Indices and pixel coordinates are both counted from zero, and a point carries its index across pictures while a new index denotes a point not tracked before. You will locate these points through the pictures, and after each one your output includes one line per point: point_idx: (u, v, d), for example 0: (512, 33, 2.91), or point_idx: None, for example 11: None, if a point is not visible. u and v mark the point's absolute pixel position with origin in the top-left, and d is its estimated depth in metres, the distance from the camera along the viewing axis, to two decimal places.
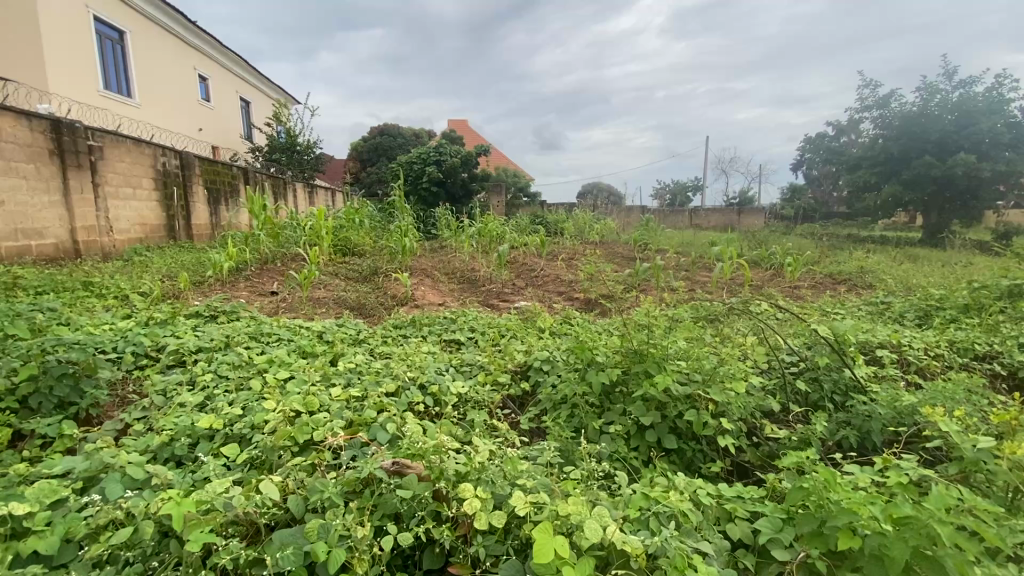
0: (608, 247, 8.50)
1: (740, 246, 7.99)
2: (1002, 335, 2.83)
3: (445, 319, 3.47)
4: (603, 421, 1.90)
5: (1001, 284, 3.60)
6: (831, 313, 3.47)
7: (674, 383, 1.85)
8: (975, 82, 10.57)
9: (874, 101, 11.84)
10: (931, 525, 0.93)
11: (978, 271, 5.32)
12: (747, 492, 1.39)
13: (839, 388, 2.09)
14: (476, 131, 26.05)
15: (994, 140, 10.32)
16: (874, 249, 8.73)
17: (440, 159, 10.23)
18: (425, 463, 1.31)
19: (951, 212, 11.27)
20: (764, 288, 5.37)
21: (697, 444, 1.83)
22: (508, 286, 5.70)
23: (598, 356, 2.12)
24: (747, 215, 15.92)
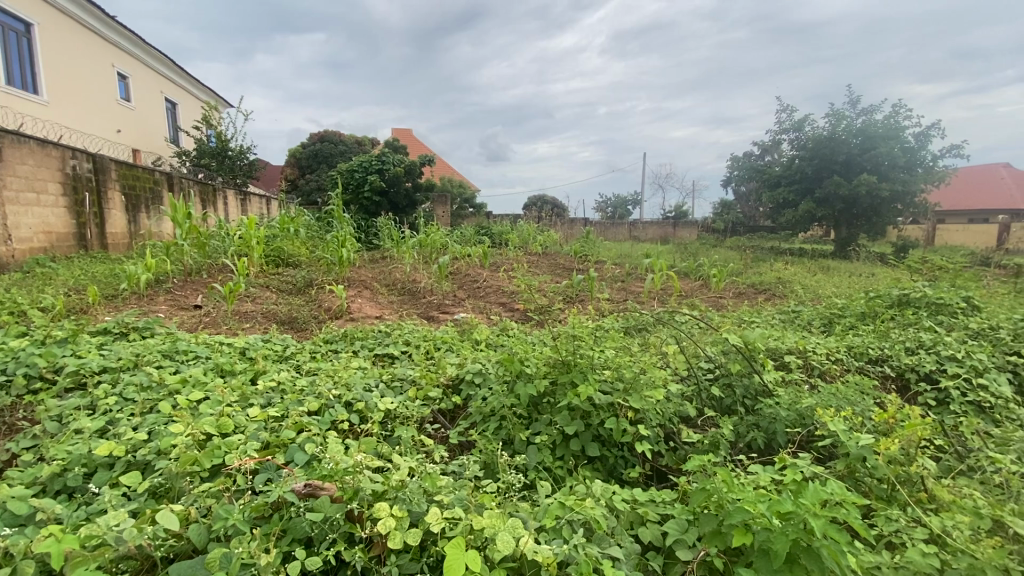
0: (550, 258, 8.67)
1: (673, 258, 8.38)
2: (892, 339, 3.13)
3: (380, 332, 3.40)
4: (530, 432, 1.93)
5: (893, 293, 3.99)
6: (748, 322, 3.72)
7: (596, 392, 1.91)
8: (875, 110, 11.70)
9: (790, 124, 12.84)
10: (808, 519, 1.03)
11: (877, 281, 5.87)
12: (659, 496, 1.46)
13: (750, 392, 2.23)
14: (421, 141, 25.86)
15: (891, 163, 11.47)
16: (791, 261, 9.44)
17: (382, 168, 10.05)
18: (338, 484, 1.28)
19: (858, 227, 12.38)
20: (692, 298, 5.67)
21: (619, 451, 1.89)
22: (449, 297, 5.67)
23: (526, 368, 2.14)
24: (682, 228, 16.76)
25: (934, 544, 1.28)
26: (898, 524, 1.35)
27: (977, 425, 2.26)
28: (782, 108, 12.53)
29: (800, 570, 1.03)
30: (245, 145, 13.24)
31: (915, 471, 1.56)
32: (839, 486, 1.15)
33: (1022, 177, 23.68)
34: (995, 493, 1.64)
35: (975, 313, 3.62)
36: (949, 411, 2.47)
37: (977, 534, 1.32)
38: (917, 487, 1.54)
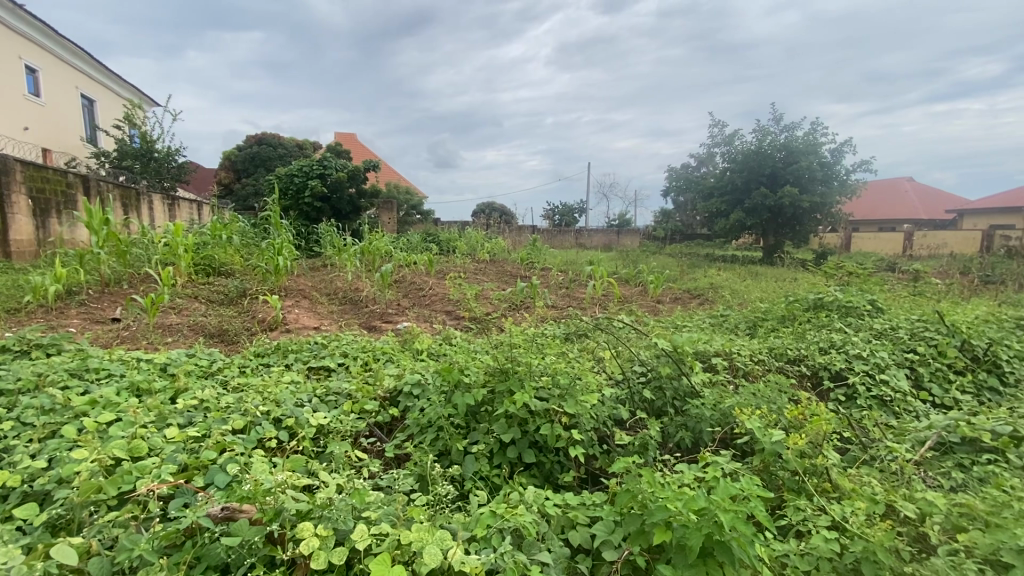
0: (497, 265, 8.72)
1: (615, 265, 8.65)
2: (808, 340, 3.37)
3: (315, 344, 3.28)
4: (467, 442, 1.93)
5: (810, 297, 4.30)
6: (682, 326, 3.90)
7: (532, 398, 1.93)
8: (796, 126, 12.62)
9: (722, 138, 13.62)
10: (718, 514, 1.10)
11: (798, 286, 6.31)
12: (589, 499, 1.50)
13: (680, 394, 2.33)
14: (365, 146, 25.33)
15: (811, 176, 12.39)
16: (724, 267, 9.98)
17: (324, 173, 9.74)
18: (258, 505, 1.23)
19: (783, 235, 13.26)
20: (632, 303, 5.88)
21: (555, 456, 1.92)
22: (392, 305, 5.57)
23: (464, 377, 2.14)
24: (625, 236, 17.35)
25: (835, 530, 1.39)
26: (805, 514, 1.46)
27: (878, 418, 2.47)
28: (714, 123, 13.29)
29: (713, 563, 1.09)
30: (173, 147, 12.46)
31: (821, 463, 1.69)
32: (747, 481, 1.23)
33: (922, 190, 26.26)
34: (891, 479, 1.80)
35: (878, 315, 3.96)
36: (856, 405, 2.68)
37: (872, 518, 1.44)
38: (823, 477, 1.67)
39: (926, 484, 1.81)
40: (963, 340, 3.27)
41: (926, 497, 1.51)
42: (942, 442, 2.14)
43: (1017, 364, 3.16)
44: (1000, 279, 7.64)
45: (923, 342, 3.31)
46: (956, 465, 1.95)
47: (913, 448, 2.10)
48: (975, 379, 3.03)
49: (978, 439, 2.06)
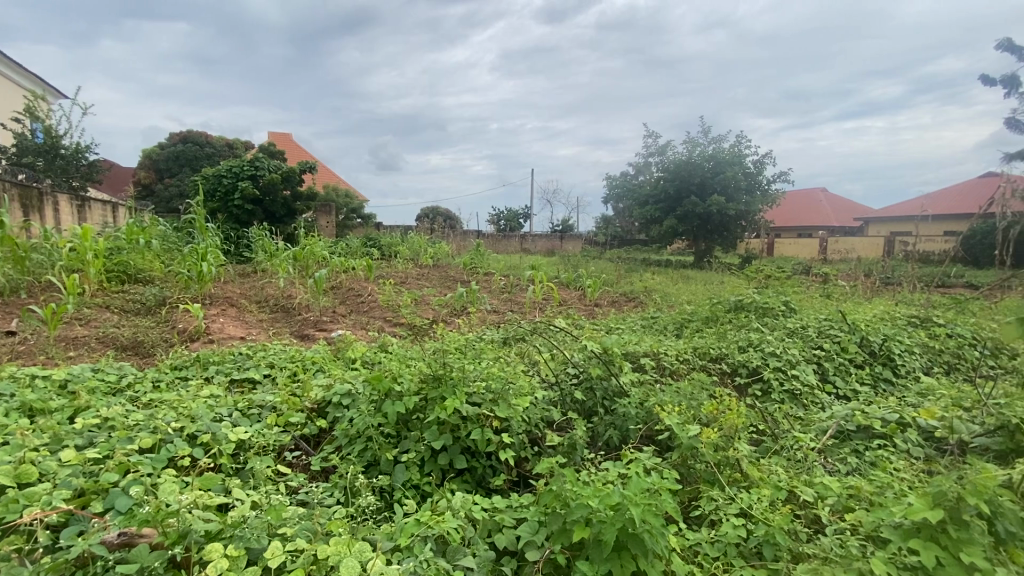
0: (439, 270, 8.64)
1: (555, 269, 8.80)
2: (729, 340, 3.58)
3: (239, 355, 3.11)
4: (397, 450, 1.91)
5: (732, 299, 4.58)
6: (615, 328, 4.03)
7: (463, 404, 1.93)
8: (722, 139, 13.43)
9: (655, 149, 14.26)
10: (631, 508, 1.15)
11: (724, 288, 6.70)
12: (516, 501, 1.53)
13: (609, 394, 2.41)
14: (302, 147, 24.43)
15: (736, 185, 13.21)
16: (658, 271, 10.44)
17: (256, 174, 9.29)
18: (161, 528, 1.17)
19: (712, 241, 14.03)
20: (570, 307, 6.01)
21: (488, 460, 1.93)
22: (328, 312, 5.38)
23: (395, 386, 2.11)
24: (567, 241, 17.73)
25: (744, 517, 1.49)
26: (716, 504, 1.56)
27: (787, 410, 2.66)
28: (648, 134, 13.90)
29: (627, 555, 1.15)
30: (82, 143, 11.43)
31: (732, 455, 1.81)
32: (658, 476, 1.30)
33: (833, 199, 28.67)
34: (795, 467, 1.95)
35: (792, 315, 4.28)
36: (770, 400, 2.87)
37: (774, 504, 1.56)
38: (735, 467, 1.79)
39: (825, 470, 1.98)
40: (862, 336, 3.59)
41: (822, 481, 1.65)
42: (842, 431, 2.33)
43: (906, 357, 3.51)
44: (898, 281, 8.45)
45: (829, 339, 3.61)
46: (852, 451, 2.14)
47: (817, 437, 2.29)
48: (872, 372, 3.33)
49: (870, 426, 2.27)
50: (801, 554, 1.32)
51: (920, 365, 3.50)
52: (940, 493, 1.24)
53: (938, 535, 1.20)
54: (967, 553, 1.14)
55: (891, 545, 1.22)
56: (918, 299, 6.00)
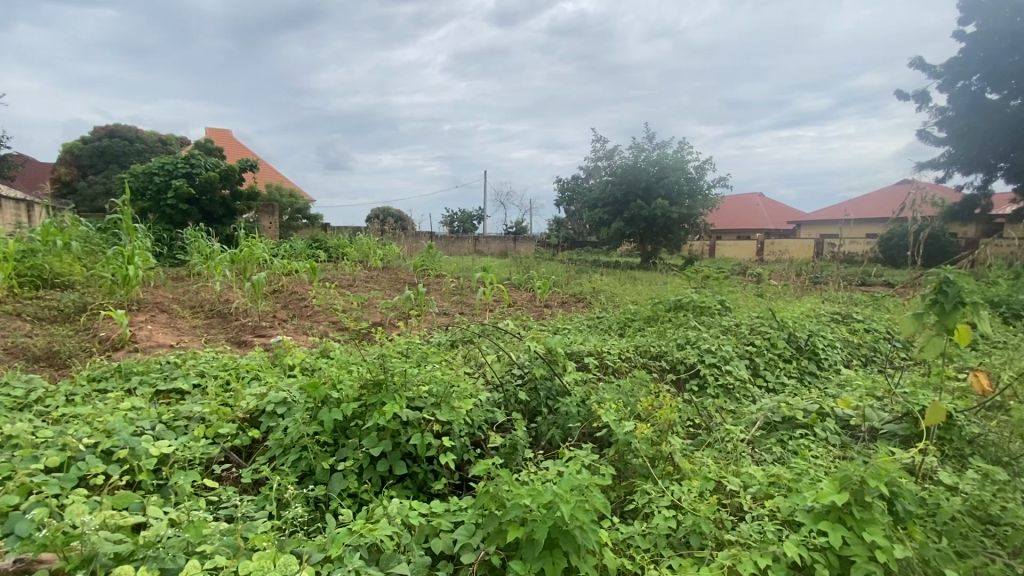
0: (389, 272, 8.48)
1: (506, 271, 8.84)
2: (668, 338, 3.73)
3: (167, 364, 2.92)
4: (335, 459, 1.86)
5: (673, 299, 4.75)
6: (562, 329, 4.10)
7: (403, 409, 1.90)
8: (666, 145, 13.93)
9: (603, 153, 14.61)
10: (561, 506, 1.18)
11: (667, 288, 6.95)
12: (454, 505, 1.52)
13: (553, 394, 2.44)
14: (242, 145, 23.31)
15: (680, 189, 13.73)
16: (606, 272, 10.72)
17: (191, 172, 8.78)
18: (64, 553, 1.09)
19: (658, 243, 14.51)
20: (520, 309, 6.05)
21: (429, 465, 1.90)
22: (268, 317, 5.15)
23: (332, 393, 2.05)
24: (519, 242, 17.84)
25: (674, 509, 1.55)
26: (650, 497, 1.61)
27: (721, 405, 2.79)
28: (597, 138, 14.22)
29: (559, 552, 1.17)
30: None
31: (665, 449, 1.89)
32: (589, 474, 1.34)
33: (768, 204, 30.38)
34: (726, 458, 2.05)
35: (728, 314, 4.49)
36: (705, 394, 3.00)
37: (703, 494, 1.64)
38: (668, 461, 1.86)
39: (752, 460, 2.09)
40: (789, 332, 3.82)
41: (747, 471, 1.74)
42: (769, 421, 2.46)
43: (828, 351, 3.77)
44: (824, 281, 9.05)
45: (760, 336, 3.81)
46: (778, 440, 2.26)
47: (746, 429, 2.41)
48: (798, 366, 3.55)
49: (793, 417, 2.42)
50: (725, 541, 1.39)
51: (840, 359, 3.76)
52: (847, 477, 1.34)
53: (845, 516, 1.29)
54: (869, 532, 1.24)
55: (803, 528, 1.31)
56: (842, 296, 6.43)
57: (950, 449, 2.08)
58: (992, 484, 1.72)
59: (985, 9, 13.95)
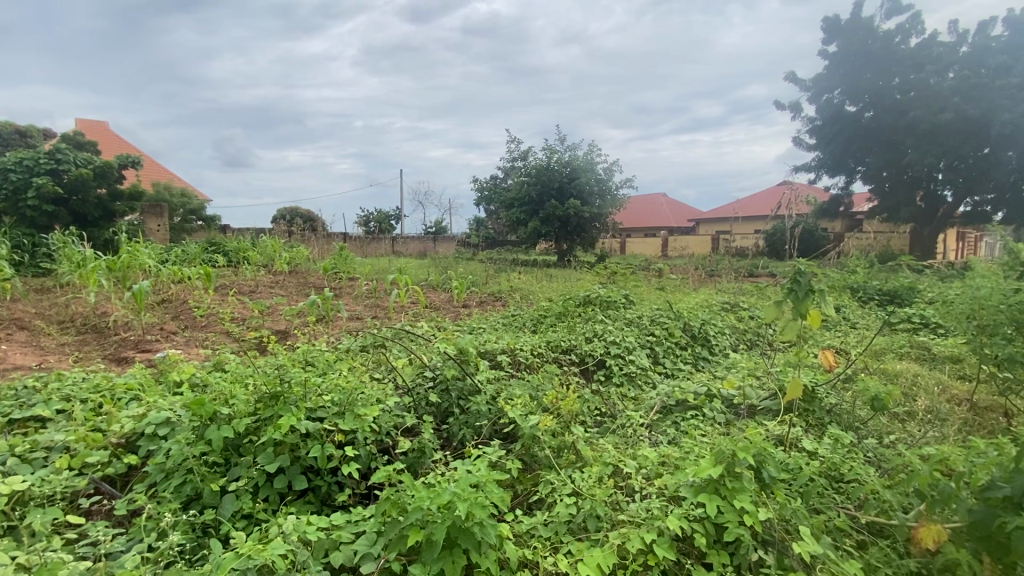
0: (297, 276, 8.03)
1: (422, 272, 8.70)
2: (578, 332, 3.88)
3: (22, 389, 2.53)
4: (226, 480, 1.74)
5: (583, 294, 4.95)
6: (476, 328, 4.12)
7: (302, 421, 1.81)
8: (577, 147, 14.45)
9: (518, 155, 14.86)
10: (457, 505, 1.20)
11: (579, 284, 7.22)
12: (356, 515, 1.48)
13: (464, 393, 2.43)
14: (122, 139, 20.90)
15: (591, 189, 14.29)
16: (523, 270, 10.90)
17: (57, 169, 7.73)
18: None
19: (572, 241, 15.00)
20: (436, 310, 5.98)
21: (332, 477, 1.83)
22: (154, 329, 4.66)
23: (222, 409, 1.90)
24: (438, 242, 17.64)
25: (575, 497, 1.63)
26: (553, 487, 1.69)
27: (624, 393, 2.95)
28: (511, 139, 14.40)
29: (457, 551, 1.19)
30: None
31: (568, 439, 1.97)
32: (486, 470, 1.36)
33: (671, 203, 32.55)
34: (626, 443, 2.18)
35: (632, 307, 4.76)
36: (611, 383, 3.17)
37: (602, 479, 1.73)
38: (570, 450, 1.96)
39: (650, 442, 2.23)
40: (685, 322, 4.14)
41: (642, 454, 1.86)
42: (665, 406, 2.64)
43: (718, 338, 4.12)
44: (719, 272, 9.87)
45: (659, 326, 4.08)
46: (672, 423, 2.43)
47: (646, 413, 2.57)
48: (692, 352, 3.85)
49: (686, 400, 2.61)
50: (618, 521, 1.48)
51: (728, 344, 4.13)
52: (721, 452, 1.48)
53: (720, 487, 1.42)
54: (739, 499, 1.38)
55: (686, 502, 1.42)
56: (735, 287, 7.04)
57: (813, 418, 2.36)
58: (842, 447, 1.98)
59: (843, 32, 15.89)
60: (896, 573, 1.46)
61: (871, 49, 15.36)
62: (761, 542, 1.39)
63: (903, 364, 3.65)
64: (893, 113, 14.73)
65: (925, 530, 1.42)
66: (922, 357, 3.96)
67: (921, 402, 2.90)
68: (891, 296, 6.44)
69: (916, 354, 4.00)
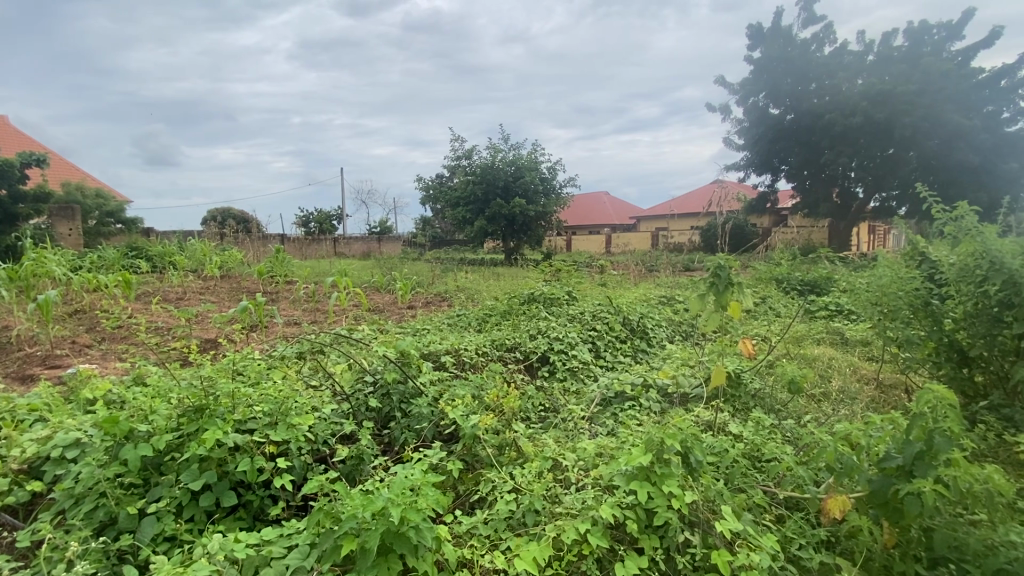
0: (230, 281, 7.60)
1: (365, 273, 8.48)
2: (522, 330, 3.92)
3: None
4: (146, 501, 1.63)
5: (527, 292, 5.01)
6: (420, 329, 4.08)
7: (229, 434, 1.72)
8: (520, 146, 14.54)
9: (462, 153, 14.77)
10: (390, 512, 1.18)
11: (524, 282, 7.28)
12: (289, 528, 1.43)
13: (406, 396, 2.39)
14: (24, 134, 18.95)
15: (535, 188, 14.43)
16: (470, 269, 10.87)
17: None
18: None
19: (519, 240, 15.09)
20: (379, 312, 5.84)
21: (264, 491, 1.75)
22: (64, 342, 4.27)
23: (140, 426, 1.78)
24: (384, 243, 17.25)
25: (515, 493, 1.65)
26: (494, 485, 1.71)
27: (567, 387, 3.02)
28: (455, 137, 14.29)
29: (393, 557, 1.18)
30: None
31: (509, 437, 2.00)
32: (422, 473, 1.36)
33: (614, 201, 33.46)
34: (567, 437, 2.23)
35: (575, 303, 4.86)
36: (555, 379, 3.23)
37: (541, 474, 1.77)
38: (512, 447, 1.99)
39: (590, 434, 2.30)
40: (624, 316, 4.28)
41: (580, 447, 1.90)
42: (605, 398, 2.72)
43: (655, 330, 4.30)
44: (658, 267, 10.27)
45: (600, 321, 4.19)
46: (612, 414, 2.51)
47: (587, 406, 2.63)
48: (632, 345, 3.99)
49: (624, 391, 2.70)
50: (555, 513, 1.53)
51: (665, 336, 4.30)
52: (651, 440, 1.54)
53: (650, 473, 1.48)
54: (667, 484, 1.45)
55: (621, 491, 1.47)
56: (673, 282, 7.33)
57: (739, 403, 2.52)
58: (762, 429, 2.12)
59: (766, 40, 16.92)
60: (808, 542, 1.59)
61: (791, 56, 16.42)
62: (688, 524, 1.47)
63: (821, 348, 3.95)
64: (811, 116, 15.87)
65: (833, 501, 1.54)
66: (836, 342, 4.30)
67: (835, 383, 3.15)
68: (811, 286, 6.94)
69: (831, 339, 4.34)
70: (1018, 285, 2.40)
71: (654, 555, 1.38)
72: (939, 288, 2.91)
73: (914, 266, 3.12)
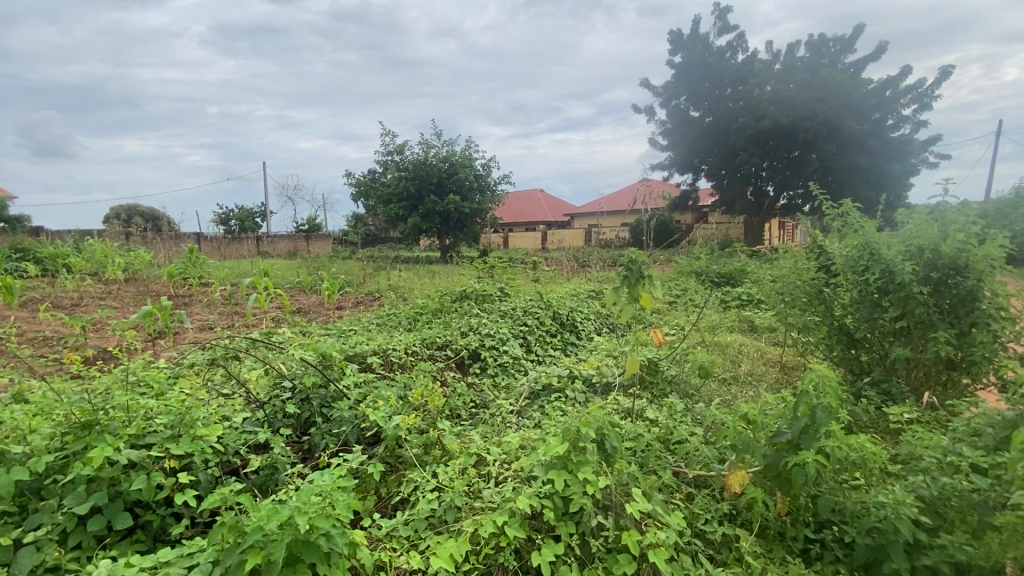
0: (135, 283, 6.94)
1: (291, 274, 8.03)
2: (453, 327, 3.89)
3: None
4: (21, 530, 1.46)
5: (459, 290, 4.97)
6: (346, 330, 3.95)
7: (123, 450, 1.59)
8: (453, 142, 14.36)
9: (393, 149, 14.40)
10: (297, 521, 1.15)
11: (456, 280, 7.21)
12: (189, 546, 1.34)
13: (327, 400, 2.30)
14: None
15: (469, 185, 14.35)
16: (404, 268, 10.63)
17: None
18: None
19: (454, 237, 14.93)
20: (305, 313, 5.57)
21: (165, 509, 1.64)
22: None
23: (14, 447, 1.60)
24: (313, 241, 16.48)
25: (437, 492, 1.65)
26: (416, 485, 1.69)
27: (496, 382, 3.04)
28: (386, 132, 13.88)
29: (301, 566, 1.15)
30: None
31: (433, 435, 1.98)
32: (334, 479, 1.32)
33: (549, 199, 34.06)
34: (493, 432, 2.25)
35: (507, 299, 4.90)
36: (486, 374, 3.24)
37: (465, 470, 1.78)
38: (436, 446, 1.97)
39: (516, 427, 2.32)
40: (554, 311, 4.37)
41: (504, 440, 1.92)
42: (533, 391, 2.75)
43: (584, 323, 4.42)
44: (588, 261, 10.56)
45: (531, 316, 4.25)
46: (539, 407, 2.56)
47: (516, 401, 2.66)
48: (561, 338, 4.08)
49: (551, 384, 2.74)
50: (476, 508, 1.55)
51: (593, 329, 4.45)
52: (568, 428, 1.59)
53: (568, 462, 1.53)
54: (583, 471, 1.50)
55: (539, 481, 1.51)
56: (603, 276, 7.57)
57: (657, 390, 2.65)
58: (676, 413, 2.26)
59: (686, 45, 17.84)
60: (713, 516, 1.71)
61: (708, 62, 17.41)
62: (602, 508, 1.53)
63: (732, 336, 4.25)
64: (727, 119, 16.94)
65: (734, 476, 1.67)
66: (746, 330, 4.64)
67: (744, 366, 3.41)
68: (727, 278, 7.43)
69: (741, 327, 4.67)
70: (894, 273, 2.68)
71: (569, 541, 1.44)
72: (830, 277, 3.22)
73: (811, 258, 3.44)
